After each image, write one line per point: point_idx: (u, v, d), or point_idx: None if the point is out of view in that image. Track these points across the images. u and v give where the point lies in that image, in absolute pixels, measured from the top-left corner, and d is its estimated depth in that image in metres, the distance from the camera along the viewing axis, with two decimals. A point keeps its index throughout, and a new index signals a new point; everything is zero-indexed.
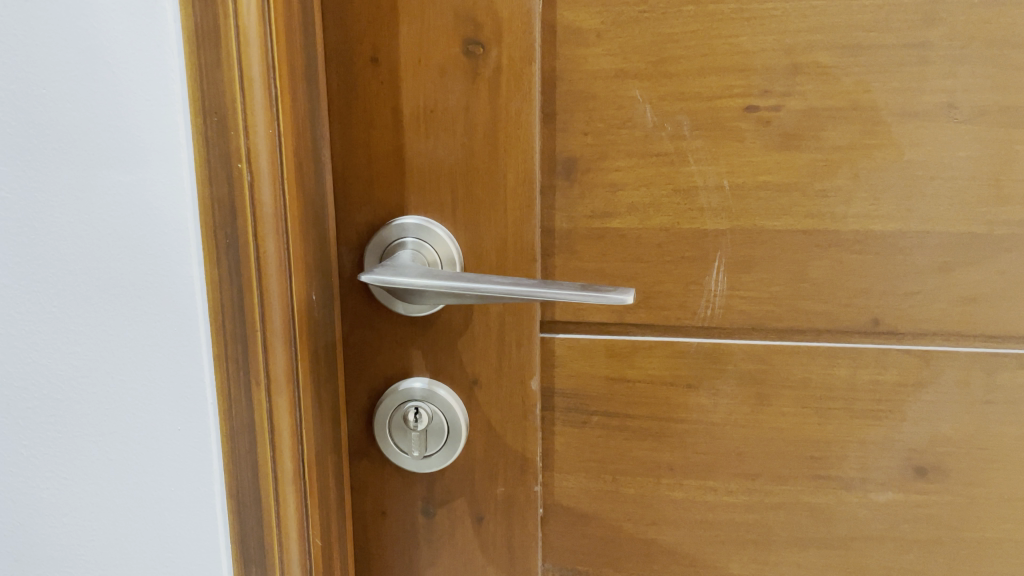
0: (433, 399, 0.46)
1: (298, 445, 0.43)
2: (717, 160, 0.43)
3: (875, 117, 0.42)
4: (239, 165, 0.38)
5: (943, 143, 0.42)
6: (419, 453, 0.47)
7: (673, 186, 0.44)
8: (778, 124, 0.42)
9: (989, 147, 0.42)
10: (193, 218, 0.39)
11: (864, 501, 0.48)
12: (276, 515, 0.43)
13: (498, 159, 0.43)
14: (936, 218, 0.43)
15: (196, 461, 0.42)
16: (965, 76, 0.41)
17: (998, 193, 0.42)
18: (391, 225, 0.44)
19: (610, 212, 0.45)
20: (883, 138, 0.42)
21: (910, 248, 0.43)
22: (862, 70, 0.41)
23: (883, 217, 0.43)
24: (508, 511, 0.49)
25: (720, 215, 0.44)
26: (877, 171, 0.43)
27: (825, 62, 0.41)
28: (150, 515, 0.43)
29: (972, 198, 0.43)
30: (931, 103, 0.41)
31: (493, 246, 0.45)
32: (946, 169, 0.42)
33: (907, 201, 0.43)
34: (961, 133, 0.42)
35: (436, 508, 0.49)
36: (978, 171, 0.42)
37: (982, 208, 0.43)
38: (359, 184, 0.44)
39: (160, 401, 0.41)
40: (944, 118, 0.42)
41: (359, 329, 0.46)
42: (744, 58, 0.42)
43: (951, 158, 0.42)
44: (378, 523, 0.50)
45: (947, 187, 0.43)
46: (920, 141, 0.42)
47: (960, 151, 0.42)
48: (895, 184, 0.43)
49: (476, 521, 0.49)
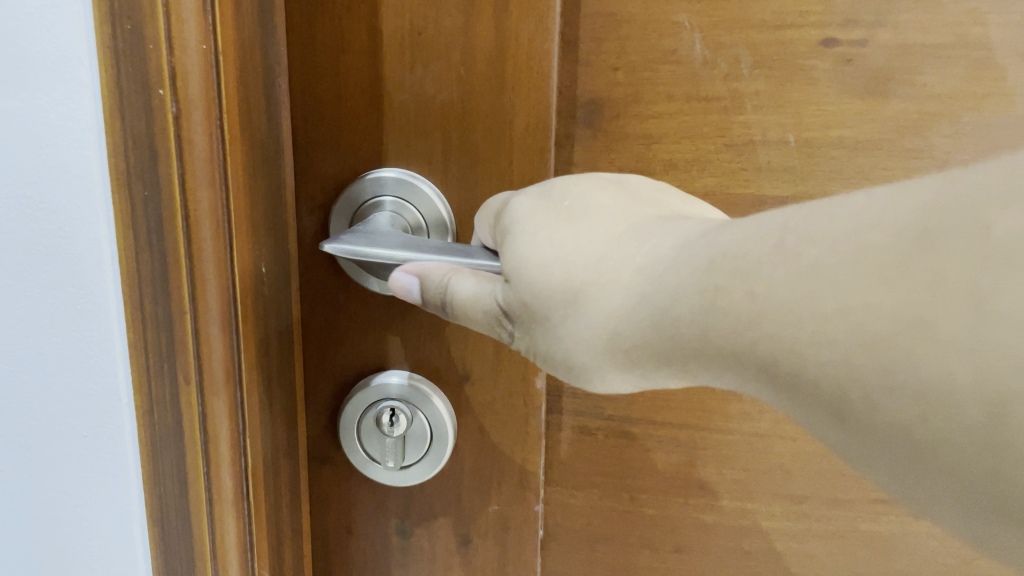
0: (415, 402, 0.37)
1: (240, 456, 0.33)
2: (781, 108, 0.34)
3: (509, 207, 0.30)
4: (161, 91, 0.28)
5: (765, 237, 0.23)
6: (395, 464, 0.38)
7: (724, 139, 0.35)
8: (862, 63, 0.33)
9: (876, 243, 0.20)
10: (100, 160, 0.29)
11: (933, 532, 0.39)
12: (212, 545, 0.34)
13: (503, 98, 0.34)
14: (625, 329, 0.26)
15: (111, 475, 0.33)
16: (596, 197, 0.29)
17: (759, 309, 0.22)
18: (365, 179, 0.35)
19: (643, 170, 0.36)
20: (665, 241, 0.26)
21: (622, 371, 0.27)
22: (645, 203, 0.29)
23: (692, 314, 0.24)
24: (502, 534, 0.40)
25: (781, 178, 0.35)
26: (521, 273, 0.27)
27: (585, 185, 0.30)
28: (55, 536, 0.35)
29: (683, 320, 0.25)
30: (643, 232, 0.27)
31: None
32: (654, 278, 0.25)
33: (711, 305, 0.24)
34: (769, 255, 0.22)
35: (414, 529, 0.40)
36: (794, 288, 0.21)
37: (789, 333, 0.22)
38: (326, 127, 0.35)
39: (61, 398, 0.32)
40: (737, 227, 0.24)
41: (322, 310, 0.37)
42: (530, 226, 0.28)
43: (708, 252, 0.24)
44: (343, 545, 0.41)
45: (715, 291, 0.23)
46: (532, 258, 0.27)
47: (715, 251, 0.24)
48: (547, 302, 0.27)
49: (463, 544, 0.40)
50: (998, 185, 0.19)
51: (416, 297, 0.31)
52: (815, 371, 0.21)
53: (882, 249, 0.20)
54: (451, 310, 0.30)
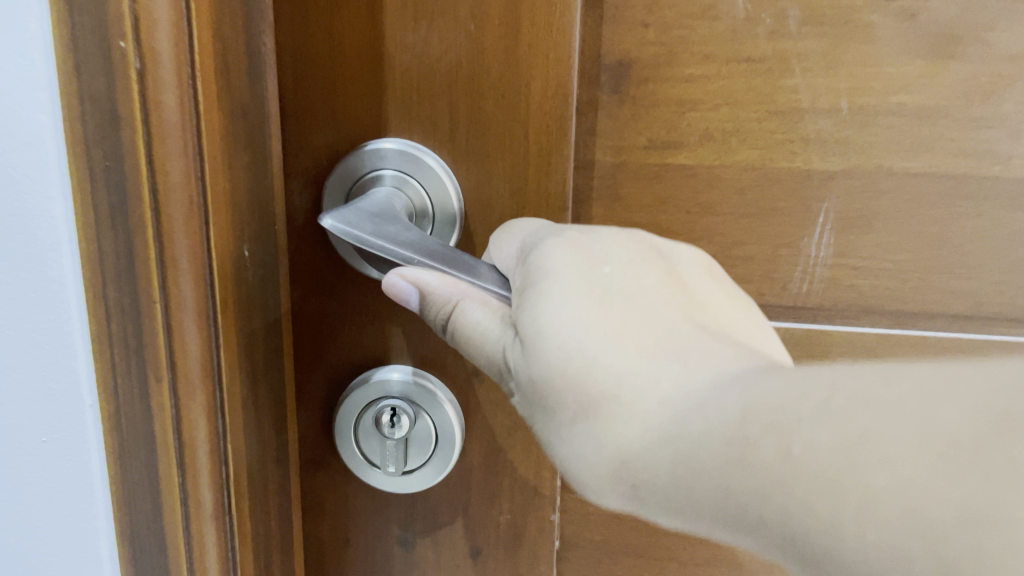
0: (420, 401, 0.34)
1: (221, 466, 0.29)
2: (834, 71, 0.30)
3: (531, 266, 0.25)
4: (122, 44, 0.24)
5: (808, 391, 0.19)
6: (396, 470, 0.34)
7: (768, 106, 0.31)
8: (927, 19, 0.29)
9: (947, 421, 0.17)
10: (54, 125, 0.25)
11: None
12: (190, 561, 0.30)
13: (518, 60, 0.30)
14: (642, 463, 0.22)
15: (75, 489, 0.29)
16: (635, 277, 0.24)
17: (794, 475, 0.19)
18: (362, 151, 0.31)
19: (675, 142, 0.32)
20: (703, 366, 0.22)
21: (628, 504, 0.23)
22: (687, 298, 0.25)
23: (717, 469, 0.20)
24: (514, 545, 0.36)
25: (831, 151, 0.31)
26: (530, 362, 0.23)
27: (623, 258, 0.25)
28: (12, 553, 0.31)
29: (706, 469, 0.21)
30: (678, 345, 0.23)
31: (508, 189, 0.32)
32: (683, 413, 0.21)
33: (741, 459, 0.20)
34: (811, 412, 0.19)
35: (417, 538, 0.36)
36: (839, 452, 0.18)
37: (834, 504, 0.18)
38: (316, 91, 0.31)
39: (14, 400, 0.28)
40: (779, 375, 0.21)
41: (316, 298, 0.33)
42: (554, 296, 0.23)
43: (743, 393, 0.21)
44: (339, 556, 0.37)
45: (744, 443, 0.20)
46: (552, 339, 0.23)
47: (756, 391, 0.20)
48: (556, 398, 0.23)
49: (471, 556, 0.37)
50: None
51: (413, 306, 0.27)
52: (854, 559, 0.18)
53: (955, 436, 0.17)
54: (451, 335, 0.26)
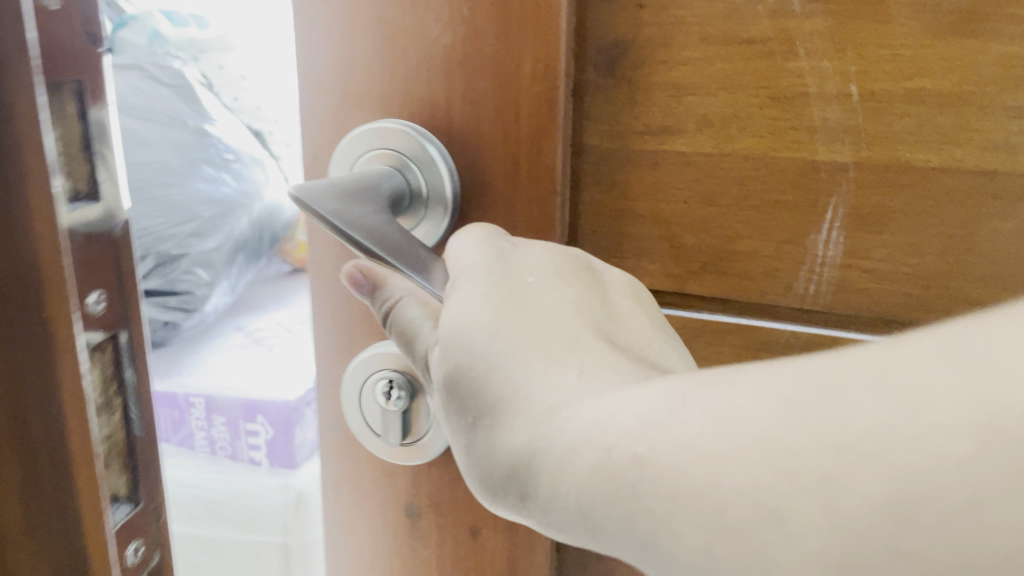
0: (415, 374, 0.35)
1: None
2: (841, 53, 0.28)
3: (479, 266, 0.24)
4: None
5: (666, 400, 0.18)
6: (396, 439, 0.36)
7: (769, 91, 0.29)
8: None
9: (759, 428, 0.16)
10: None
11: None
12: None
13: (510, 41, 0.30)
14: (522, 463, 0.20)
15: None
16: (560, 289, 0.23)
17: (643, 470, 0.17)
18: (361, 133, 0.32)
19: (672, 128, 0.30)
20: (591, 372, 0.20)
21: (529, 517, 0.21)
22: (613, 319, 0.23)
23: (584, 473, 0.18)
24: (511, 528, 0.36)
25: (840, 140, 0.29)
26: (453, 353, 0.22)
27: (553, 273, 0.24)
28: None
29: (585, 473, 0.18)
30: (575, 346, 0.21)
31: (501, 171, 0.32)
32: (563, 417, 0.19)
33: (613, 463, 0.18)
34: (667, 417, 0.17)
35: (422, 510, 0.37)
36: (679, 465, 0.17)
37: (673, 510, 0.17)
38: (325, 75, 0.32)
39: None
40: (652, 394, 0.18)
41: (329, 265, 0.36)
42: (477, 300, 0.22)
43: (635, 398, 0.18)
44: (355, 517, 0.39)
45: (615, 449, 0.18)
46: (467, 338, 0.22)
47: (631, 398, 0.18)
48: (472, 400, 0.21)
49: (472, 535, 0.37)
50: (902, 388, 0.15)
51: (366, 291, 0.30)
52: (698, 540, 0.16)
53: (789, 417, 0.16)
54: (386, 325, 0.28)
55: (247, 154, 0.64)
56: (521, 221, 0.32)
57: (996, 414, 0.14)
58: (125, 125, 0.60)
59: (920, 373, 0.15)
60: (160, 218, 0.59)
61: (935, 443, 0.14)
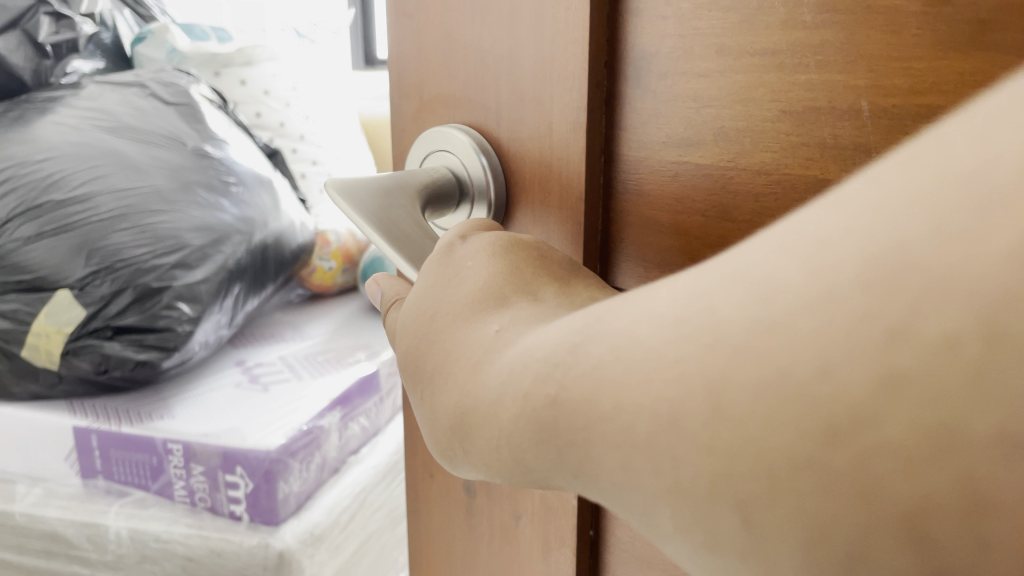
0: None
1: None
2: (852, 66, 0.26)
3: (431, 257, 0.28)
4: None
5: (571, 335, 0.19)
6: None
7: (783, 104, 0.28)
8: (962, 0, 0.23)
9: (649, 347, 0.16)
10: None
11: None
12: None
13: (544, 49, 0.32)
14: (465, 418, 0.22)
15: None
16: (482, 267, 0.26)
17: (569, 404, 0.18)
18: (444, 131, 0.36)
19: (693, 140, 0.30)
20: (508, 328, 0.22)
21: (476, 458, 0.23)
22: (530, 284, 0.25)
23: (510, 419, 0.20)
24: (545, 518, 0.34)
25: (850, 158, 0.27)
26: (412, 331, 0.26)
27: (480, 252, 0.26)
28: None
29: (512, 412, 0.20)
30: (506, 311, 0.24)
31: (539, 165, 0.34)
32: (486, 372, 0.22)
33: (536, 404, 0.19)
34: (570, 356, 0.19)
35: (475, 486, 0.37)
36: (594, 390, 0.18)
37: (591, 434, 0.17)
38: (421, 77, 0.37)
39: None
40: (559, 335, 0.20)
41: None
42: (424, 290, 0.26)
43: (546, 341, 0.20)
44: (428, 486, 0.41)
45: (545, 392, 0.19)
46: (418, 320, 0.26)
47: (547, 336, 0.20)
48: (429, 365, 0.24)
49: (513, 519, 0.36)
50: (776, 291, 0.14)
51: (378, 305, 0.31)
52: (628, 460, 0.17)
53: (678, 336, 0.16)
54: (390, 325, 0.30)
55: (254, 177, 0.81)
56: (559, 222, 0.34)
57: (823, 286, 0.14)
58: (139, 148, 0.74)
59: (779, 270, 0.15)
60: (140, 248, 0.70)
61: (786, 324, 0.14)
